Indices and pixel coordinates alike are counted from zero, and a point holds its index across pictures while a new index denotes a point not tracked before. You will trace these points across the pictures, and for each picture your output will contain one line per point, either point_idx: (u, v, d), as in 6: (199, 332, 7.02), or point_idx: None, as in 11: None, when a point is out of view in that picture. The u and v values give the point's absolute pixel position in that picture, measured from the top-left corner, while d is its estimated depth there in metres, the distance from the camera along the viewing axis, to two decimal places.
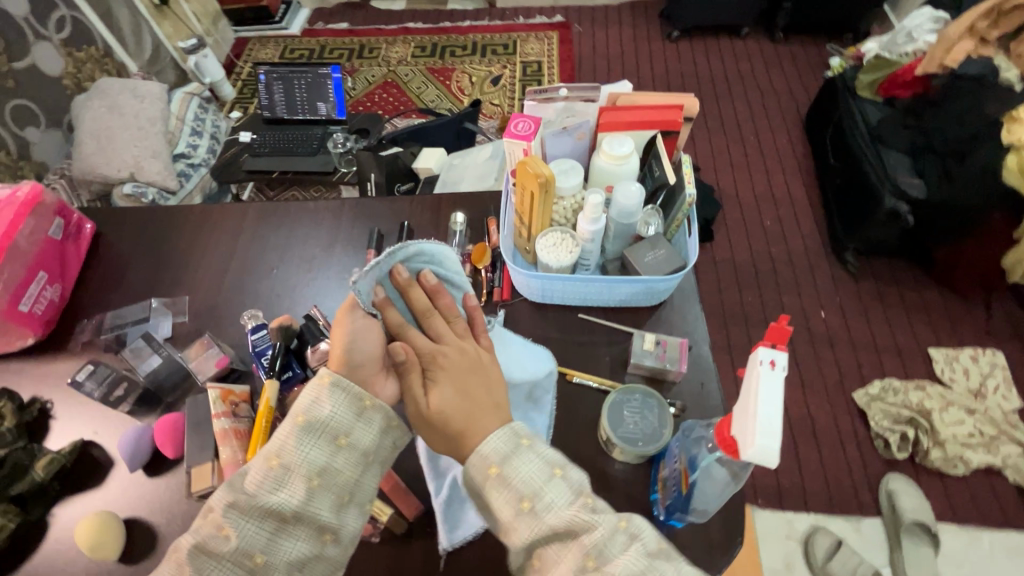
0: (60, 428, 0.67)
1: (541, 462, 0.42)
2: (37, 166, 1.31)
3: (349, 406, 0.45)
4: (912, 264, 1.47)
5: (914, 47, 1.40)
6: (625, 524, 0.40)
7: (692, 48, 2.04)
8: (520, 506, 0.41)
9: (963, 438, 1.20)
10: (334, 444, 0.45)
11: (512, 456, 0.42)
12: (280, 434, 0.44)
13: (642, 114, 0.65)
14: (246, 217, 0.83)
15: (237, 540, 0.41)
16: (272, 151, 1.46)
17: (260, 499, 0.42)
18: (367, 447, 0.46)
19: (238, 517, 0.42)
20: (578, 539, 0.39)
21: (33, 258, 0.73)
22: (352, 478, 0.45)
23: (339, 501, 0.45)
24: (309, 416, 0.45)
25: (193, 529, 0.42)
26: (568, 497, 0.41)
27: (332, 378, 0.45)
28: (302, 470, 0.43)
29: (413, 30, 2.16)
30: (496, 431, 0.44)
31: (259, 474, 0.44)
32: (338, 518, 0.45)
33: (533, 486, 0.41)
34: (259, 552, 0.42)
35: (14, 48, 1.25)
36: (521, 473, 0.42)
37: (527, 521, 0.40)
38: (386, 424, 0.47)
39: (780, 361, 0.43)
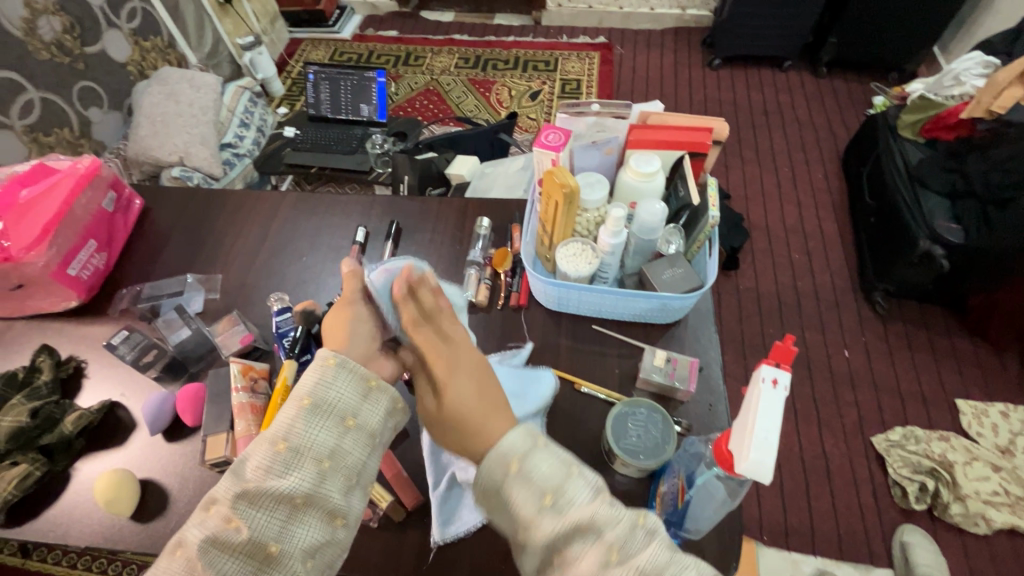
0: (92, 387, 0.70)
1: (558, 459, 0.40)
2: (96, 145, 1.40)
3: (354, 388, 0.45)
4: (944, 311, 1.43)
5: (961, 91, 1.39)
6: (643, 519, 0.39)
7: (732, 77, 2.05)
8: (542, 501, 0.39)
9: (986, 495, 1.15)
10: (341, 424, 0.44)
11: (531, 452, 0.41)
12: (285, 418, 0.43)
13: (671, 134, 0.67)
14: (282, 205, 0.87)
15: (249, 529, 0.39)
16: (313, 147, 1.53)
17: (268, 483, 0.40)
18: (374, 427, 0.45)
19: (247, 506, 0.40)
20: (600, 536, 0.37)
21: (85, 227, 0.78)
22: (360, 459, 0.44)
23: (348, 483, 0.43)
24: (315, 397, 0.44)
25: (199, 523, 0.40)
26: (589, 493, 0.39)
27: (337, 359, 0.45)
28: (311, 452, 0.42)
29: (459, 41, 2.23)
30: (510, 432, 0.42)
31: (263, 460, 0.42)
32: (347, 502, 0.43)
33: (553, 481, 0.39)
34: (272, 542, 0.39)
35: (87, 33, 1.34)
36: (540, 468, 0.40)
37: (550, 517, 0.38)
38: (392, 404, 0.47)
39: (782, 380, 0.43)
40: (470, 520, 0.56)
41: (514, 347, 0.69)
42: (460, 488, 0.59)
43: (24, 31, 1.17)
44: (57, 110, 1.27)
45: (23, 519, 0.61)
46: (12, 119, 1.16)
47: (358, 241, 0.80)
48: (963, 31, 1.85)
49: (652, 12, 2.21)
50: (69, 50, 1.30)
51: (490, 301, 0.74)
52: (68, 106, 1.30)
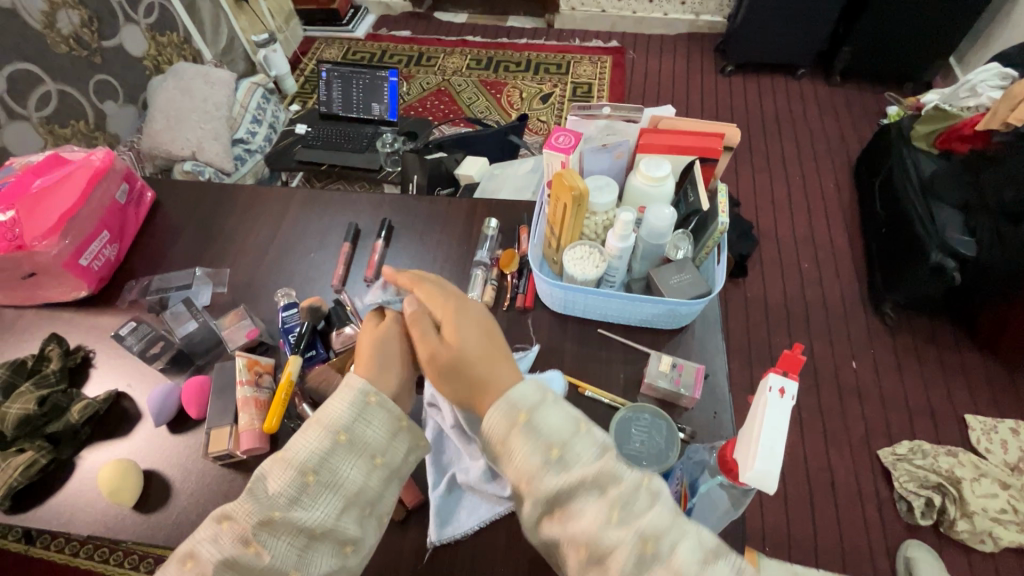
0: (99, 377, 0.71)
1: (567, 416, 0.42)
2: (111, 138, 1.41)
3: (386, 426, 0.45)
4: (954, 324, 1.42)
5: (977, 102, 1.37)
6: (648, 481, 0.40)
7: (744, 84, 2.04)
8: (548, 454, 0.40)
9: (994, 513, 1.12)
10: (369, 462, 0.44)
11: (541, 405, 0.42)
12: (314, 448, 0.43)
13: (682, 140, 0.67)
14: (292, 201, 0.88)
15: (269, 557, 0.40)
16: (324, 145, 1.54)
17: (292, 514, 0.41)
18: (397, 464, 0.45)
19: (269, 533, 0.40)
20: (605, 491, 0.39)
21: (99, 218, 0.79)
22: (380, 494, 0.45)
23: (363, 515, 0.44)
24: (351, 433, 0.44)
25: (217, 542, 0.40)
26: (595, 451, 0.41)
27: (377, 397, 0.45)
28: (337, 486, 0.43)
29: (471, 43, 2.23)
30: (517, 384, 0.44)
31: (287, 487, 0.42)
32: (361, 533, 0.43)
33: (562, 435, 0.41)
34: (289, 570, 0.40)
35: (105, 28, 1.36)
36: (548, 422, 0.42)
37: (555, 470, 0.40)
38: (418, 446, 0.47)
39: (790, 390, 0.43)
40: (467, 523, 0.56)
41: (521, 350, 0.69)
42: (458, 490, 0.59)
43: (43, 24, 1.19)
44: (73, 103, 1.28)
45: (29, 506, 0.61)
46: (29, 110, 1.18)
47: (348, 240, 0.81)
48: (981, 42, 1.83)
49: (665, 17, 2.21)
50: (87, 43, 1.31)
51: (496, 302, 0.74)
52: (84, 99, 1.31)
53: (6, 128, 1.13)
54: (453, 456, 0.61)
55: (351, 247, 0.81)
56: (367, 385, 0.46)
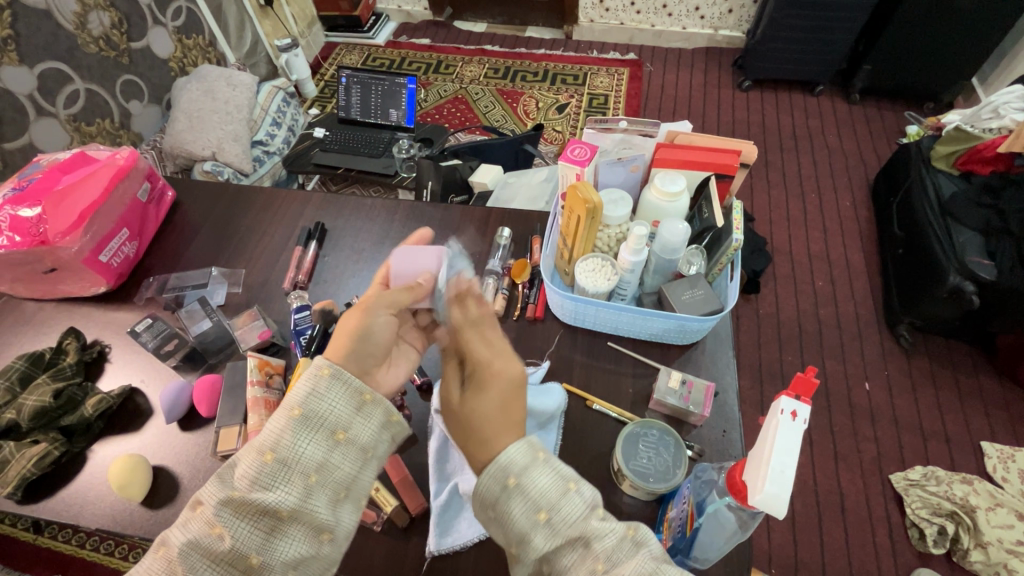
0: (114, 371, 0.72)
1: (556, 475, 0.41)
2: (134, 136, 1.44)
3: (348, 400, 0.45)
4: (971, 348, 1.39)
5: (1000, 123, 1.35)
6: (633, 531, 0.39)
7: (762, 99, 2.03)
8: (537, 516, 0.39)
9: (1010, 544, 1.07)
10: (332, 438, 0.44)
11: (531, 466, 0.41)
12: (274, 427, 0.43)
13: (697, 155, 0.67)
14: (308, 205, 0.89)
15: (231, 540, 0.40)
16: (341, 149, 1.56)
17: (253, 495, 0.40)
18: (365, 441, 0.45)
19: (231, 515, 0.40)
20: (591, 547, 0.38)
21: (119, 216, 0.80)
22: (350, 473, 0.44)
23: (334, 497, 0.43)
24: (307, 408, 0.43)
25: (182, 526, 0.41)
26: (583, 509, 0.39)
27: (331, 370, 0.45)
28: (299, 466, 0.42)
29: (489, 52, 2.26)
30: (511, 444, 0.42)
31: (250, 469, 0.42)
32: (334, 517, 0.43)
33: (550, 496, 0.40)
34: (255, 554, 0.40)
35: (133, 29, 1.39)
36: (537, 484, 0.40)
37: (544, 533, 0.39)
38: (384, 417, 0.46)
39: (802, 413, 0.42)
40: (468, 533, 0.56)
41: (532, 364, 0.69)
42: (461, 500, 0.58)
43: (75, 24, 1.22)
44: (100, 101, 1.31)
45: (40, 496, 0.62)
46: (57, 107, 1.21)
47: (302, 245, 0.82)
48: (1004, 63, 1.81)
49: (684, 31, 2.22)
50: (116, 44, 1.34)
51: (506, 311, 0.75)
52: (110, 97, 1.34)
53: (35, 123, 1.16)
54: (458, 464, 0.61)
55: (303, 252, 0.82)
56: (322, 360, 0.46)
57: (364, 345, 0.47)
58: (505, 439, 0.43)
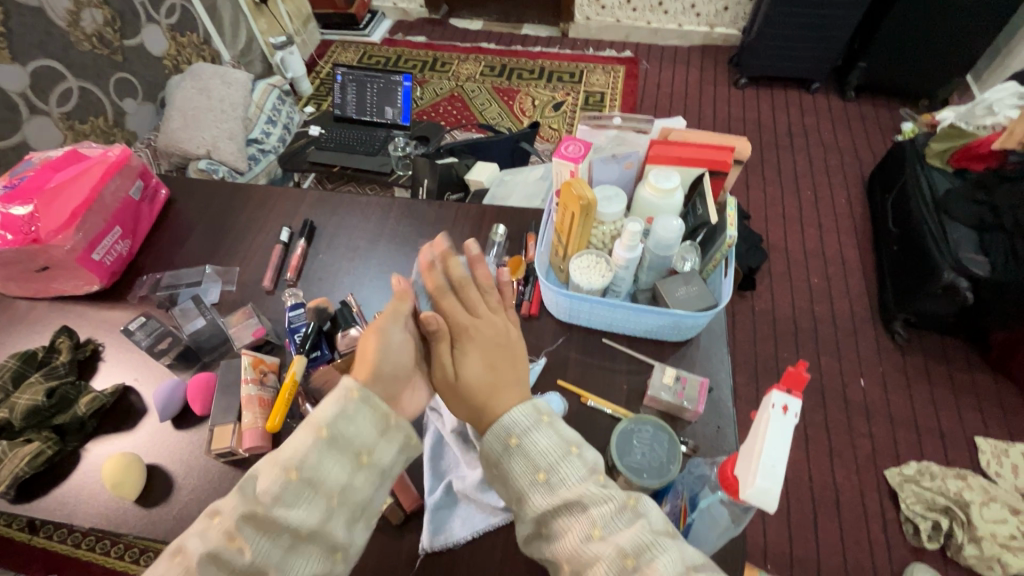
0: (107, 370, 0.72)
1: (558, 438, 0.42)
2: (128, 135, 1.44)
3: (374, 423, 0.44)
4: (965, 344, 1.40)
5: (994, 121, 1.35)
6: (633, 501, 0.39)
7: (757, 97, 2.04)
8: (536, 476, 0.41)
9: (1003, 539, 1.08)
10: (355, 461, 0.43)
11: (533, 429, 0.42)
12: (299, 445, 0.42)
13: (692, 151, 0.67)
14: (303, 202, 0.89)
15: (252, 554, 0.38)
16: (337, 147, 1.56)
17: (277, 513, 0.40)
18: (386, 465, 0.45)
19: (252, 531, 0.39)
20: (587, 511, 0.38)
21: (113, 214, 0.80)
22: (367, 496, 0.44)
23: (351, 518, 0.43)
24: (335, 429, 0.43)
25: (200, 535, 0.39)
26: (582, 473, 0.40)
27: (360, 392, 0.44)
28: (322, 486, 0.42)
29: (485, 50, 2.25)
30: (516, 405, 0.44)
31: (272, 484, 0.41)
32: (349, 537, 0.43)
33: (550, 459, 0.41)
34: (272, 569, 0.39)
35: (127, 27, 1.38)
36: (538, 447, 0.42)
37: (541, 491, 0.40)
38: (407, 442, 0.46)
39: (793, 407, 0.43)
40: (461, 532, 0.56)
41: (526, 360, 0.69)
42: (454, 498, 0.58)
43: (68, 22, 1.22)
44: (94, 99, 1.31)
45: (33, 495, 0.62)
46: (51, 106, 1.20)
47: (283, 241, 0.82)
48: (998, 60, 1.81)
49: (679, 29, 2.22)
50: (109, 42, 1.34)
51: None
52: (104, 95, 1.34)
53: (28, 122, 1.16)
54: (452, 462, 0.61)
55: (284, 249, 0.82)
56: (350, 381, 0.45)
57: (386, 364, 0.47)
58: (510, 396, 0.45)
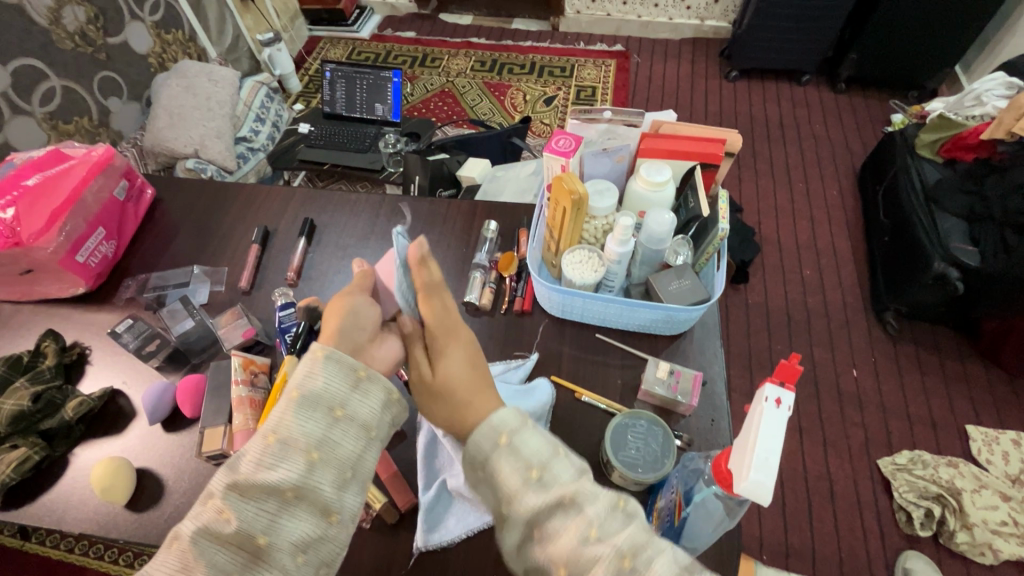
0: (94, 374, 0.71)
1: (544, 438, 0.42)
2: (114, 134, 1.41)
3: (344, 376, 0.44)
4: (955, 333, 1.41)
5: (982, 111, 1.35)
6: (623, 502, 0.39)
7: (748, 89, 2.04)
8: (527, 475, 0.40)
9: (994, 525, 1.11)
10: (331, 415, 0.43)
11: (521, 429, 0.42)
12: (275, 411, 0.42)
13: (683, 144, 0.66)
14: (291, 201, 0.88)
15: (238, 521, 0.39)
16: (327, 144, 1.54)
17: (258, 476, 0.40)
18: (366, 418, 0.44)
19: (237, 499, 0.39)
20: (582, 509, 0.38)
21: (95, 215, 0.79)
22: (352, 451, 0.43)
23: (339, 477, 0.42)
24: (306, 388, 0.43)
25: (192, 515, 0.39)
26: (573, 472, 0.40)
27: (325, 350, 0.44)
28: (300, 445, 0.41)
29: (475, 45, 2.24)
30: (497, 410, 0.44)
31: (254, 454, 0.41)
32: (338, 497, 0.42)
33: (541, 457, 0.41)
34: (261, 535, 0.39)
35: (110, 25, 1.36)
36: (528, 445, 0.41)
37: (535, 490, 0.39)
38: (384, 396, 0.45)
39: (786, 400, 0.42)
40: (456, 530, 0.56)
41: (519, 355, 0.69)
42: (449, 496, 0.58)
43: (49, 20, 1.19)
44: (76, 98, 1.28)
45: (21, 502, 0.61)
46: (33, 106, 1.18)
47: (257, 241, 0.81)
48: (988, 51, 1.82)
49: (670, 22, 2.21)
50: (92, 40, 1.31)
51: (494, 304, 0.74)
52: (88, 95, 1.31)
53: (11, 123, 1.14)
54: (445, 460, 0.60)
55: (261, 248, 0.81)
56: (316, 343, 0.46)
57: (351, 323, 0.47)
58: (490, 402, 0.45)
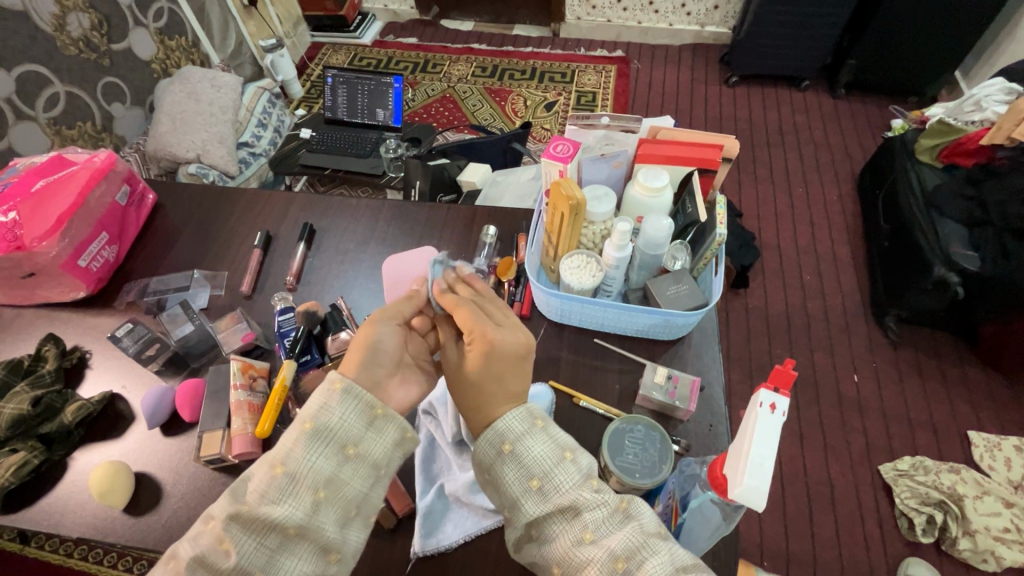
0: (94, 378, 0.71)
1: (551, 444, 0.44)
2: (117, 139, 1.42)
3: (359, 414, 0.44)
4: (956, 338, 1.41)
5: (981, 117, 1.33)
6: (624, 505, 0.42)
7: (748, 94, 2.04)
8: (529, 483, 0.43)
9: (996, 532, 1.10)
10: (342, 452, 0.43)
11: (526, 435, 0.44)
12: (285, 442, 0.42)
13: (680, 150, 0.66)
14: (291, 206, 0.88)
15: (237, 556, 0.39)
16: (328, 149, 1.55)
17: (261, 510, 0.40)
18: (377, 459, 0.44)
19: (239, 530, 0.40)
20: (580, 516, 0.41)
21: (97, 220, 0.79)
22: (360, 490, 0.44)
23: (345, 514, 0.43)
24: (319, 422, 0.43)
25: (193, 539, 0.41)
26: (576, 481, 0.42)
27: (344, 384, 0.44)
28: (308, 480, 0.41)
29: (477, 50, 2.25)
30: (509, 411, 0.46)
31: (261, 483, 0.41)
32: (342, 536, 0.43)
33: (543, 465, 0.43)
34: (258, 572, 0.40)
35: (114, 31, 1.37)
36: (533, 451, 0.43)
37: (535, 497, 0.42)
38: (399, 435, 0.45)
39: (781, 405, 0.42)
40: (453, 534, 0.56)
41: None
42: (446, 501, 0.58)
43: (54, 27, 1.21)
44: (80, 104, 1.29)
45: (20, 506, 0.61)
46: (37, 111, 1.19)
47: (258, 246, 0.81)
48: (987, 56, 1.82)
49: (670, 28, 2.23)
50: (96, 46, 1.32)
51: None
52: (92, 101, 1.32)
53: (14, 128, 1.14)
54: (444, 465, 0.60)
55: (261, 254, 0.81)
56: (335, 373, 0.45)
57: (373, 357, 0.48)
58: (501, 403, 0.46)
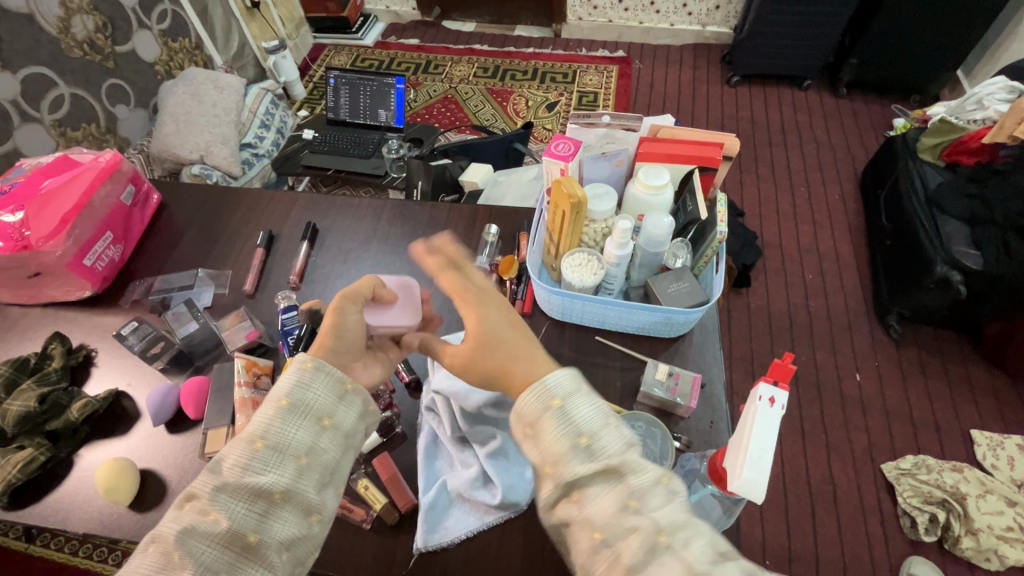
0: (100, 375, 0.72)
1: (599, 406, 0.41)
2: (121, 140, 1.43)
3: (330, 389, 0.45)
4: (958, 337, 1.41)
5: (983, 115, 1.34)
6: (668, 478, 0.38)
7: (750, 94, 2.04)
8: (576, 441, 0.39)
9: (999, 531, 1.10)
10: (318, 424, 0.44)
11: (576, 394, 0.41)
12: (261, 418, 0.43)
13: (680, 148, 0.67)
14: (295, 206, 0.89)
15: (227, 521, 0.39)
16: (331, 149, 1.56)
17: (246, 479, 0.40)
18: (349, 429, 0.45)
19: (227, 498, 0.39)
20: (625, 480, 0.38)
21: (102, 219, 0.80)
22: (335, 457, 0.44)
23: (322, 480, 0.43)
24: (294, 398, 0.44)
25: (174, 519, 0.39)
26: (622, 444, 0.39)
27: (314, 363, 0.45)
28: (290, 450, 0.42)
29: (478, 51, 2.26)
30: (553, 371, 0.43)
31: (240, 458, 0.41)
32: (322, 499, 0.43)
33: (592, 425, 0.40)
34: (252, 532, 0.39)
35: (118, 33, 1.38)
36: (581, 412, 0.40)
37: (582, 457, 0.39)
38: (366, 406, 0.47)
39: (779, 399, 0.43)
40: (455, 530, 0.56)
41: None
42: (447, 498, 0.58)
43: (58, 29, 1.22)
44: (85, 106, 1.30)
45: (27, 502, 0.62)
46: (43, 112, 1.20)
47: (262, 245, 0.82)
48: (989, 55, 1.82)
49: (672, 28, 2.24)
50: (100, 48, 1.34)
51: None
52: (96, 102, 1.33)
53: (20, 130, 1.15)
54: (445, 463, 0.61)
55: (264, 253, 0.82)
56: (304, 355, 0.46)
57: (339, 341, 0.48)
58: (541, 367, 0.44)
